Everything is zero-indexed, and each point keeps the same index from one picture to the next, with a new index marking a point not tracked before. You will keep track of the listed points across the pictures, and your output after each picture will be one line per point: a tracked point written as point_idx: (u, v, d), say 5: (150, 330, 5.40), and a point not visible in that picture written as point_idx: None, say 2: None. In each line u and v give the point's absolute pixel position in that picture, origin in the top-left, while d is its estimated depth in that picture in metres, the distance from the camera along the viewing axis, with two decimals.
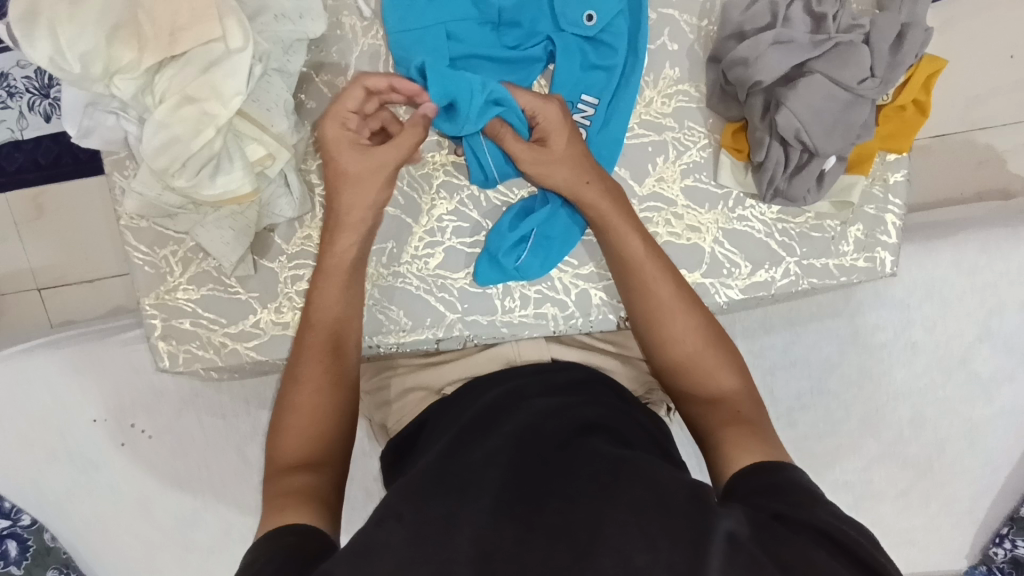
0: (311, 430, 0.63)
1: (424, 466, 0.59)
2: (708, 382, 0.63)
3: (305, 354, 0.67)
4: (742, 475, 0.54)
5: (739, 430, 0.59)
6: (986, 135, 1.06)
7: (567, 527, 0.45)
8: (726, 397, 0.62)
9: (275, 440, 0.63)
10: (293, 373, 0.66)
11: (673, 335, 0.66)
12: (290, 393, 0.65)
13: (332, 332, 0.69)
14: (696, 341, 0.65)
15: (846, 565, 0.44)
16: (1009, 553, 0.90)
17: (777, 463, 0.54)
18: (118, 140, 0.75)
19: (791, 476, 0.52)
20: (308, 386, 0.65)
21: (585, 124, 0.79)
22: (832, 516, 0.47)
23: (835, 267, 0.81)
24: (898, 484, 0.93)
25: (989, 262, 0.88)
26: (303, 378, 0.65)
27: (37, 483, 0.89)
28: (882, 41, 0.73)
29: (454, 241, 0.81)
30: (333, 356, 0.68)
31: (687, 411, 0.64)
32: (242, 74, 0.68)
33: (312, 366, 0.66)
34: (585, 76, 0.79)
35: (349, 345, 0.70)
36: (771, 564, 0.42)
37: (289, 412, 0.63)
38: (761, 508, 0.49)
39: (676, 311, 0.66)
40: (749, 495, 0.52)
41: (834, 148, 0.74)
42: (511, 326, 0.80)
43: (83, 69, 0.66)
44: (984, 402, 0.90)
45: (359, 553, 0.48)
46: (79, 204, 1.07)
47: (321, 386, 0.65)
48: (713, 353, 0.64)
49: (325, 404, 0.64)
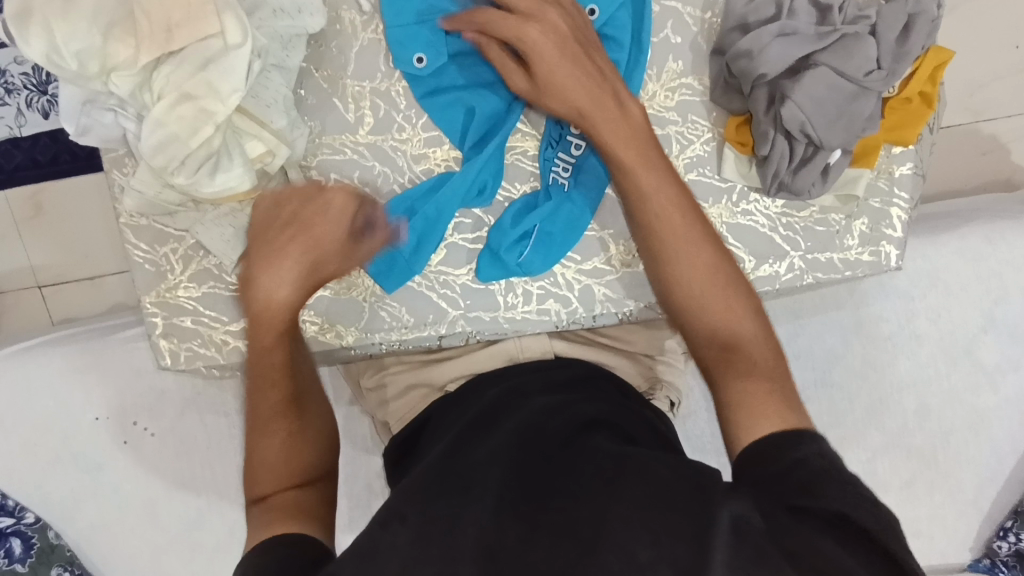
0: (277, 470, 0.61)
1: (428, 464, 0.59)
2: (725, 326, 0.60)
3: (259, 408, 0.63)
4: (751, 451, 0.52)
5: (760, 386, 0.56)
6: (991, 125, 1.05)
7: (572, 525, 0.45)
8: (741, 341, 0.59)
9: (251, 472, 0.61)
10: (261, 426, 0.62)
11: (690, 273, 0.62)
12: (257, 443, 0.62)
13: (289, 386, 0.64)
14: (711, 283, 0.61)
15: (861, 555, 0.42)
16: (1013, 546, 0.87)
17: (796, 430, 0.52)
18: (116, 138, 0.74)
19: (804, 447, 0.50)
20: (270, 440, 0.61)
21: None
22: (848, 495, 0.45)
23: (839, 261, 0.80)
24: (902, 474, 0.91)
25: (994, 250, 0.89)
26: (267, 431, 0.62)
27: (40, 481, 0.89)
28: (889, 32, 0.72)
29: (456, 237, 0.79)
30: (287, 407, 0.63)
31: (699, 356, 0.60)
32: (239, 72, 0.68)
33: (273, 420, 0.62)
34: None
35: (311, 395, 0.66)
36: (778, 556, 0.41)
37: (257, 464, 0.61)
38: (769, 492, 0.47)
39: (691, 248, 0.63)
40: (759, 473, 0.49)
41: (838, 141, 0.73)
42: (514, 322, 0.79)
43: (79, 67, 0.66)
44: (989, 391, 0.90)
45: (364, 555, 0.48)
46: (79, 202, 1.06)
47: (289, 435, 0.62)
48: (730, 293, 0.61)
49: (287, 448, 0.62)
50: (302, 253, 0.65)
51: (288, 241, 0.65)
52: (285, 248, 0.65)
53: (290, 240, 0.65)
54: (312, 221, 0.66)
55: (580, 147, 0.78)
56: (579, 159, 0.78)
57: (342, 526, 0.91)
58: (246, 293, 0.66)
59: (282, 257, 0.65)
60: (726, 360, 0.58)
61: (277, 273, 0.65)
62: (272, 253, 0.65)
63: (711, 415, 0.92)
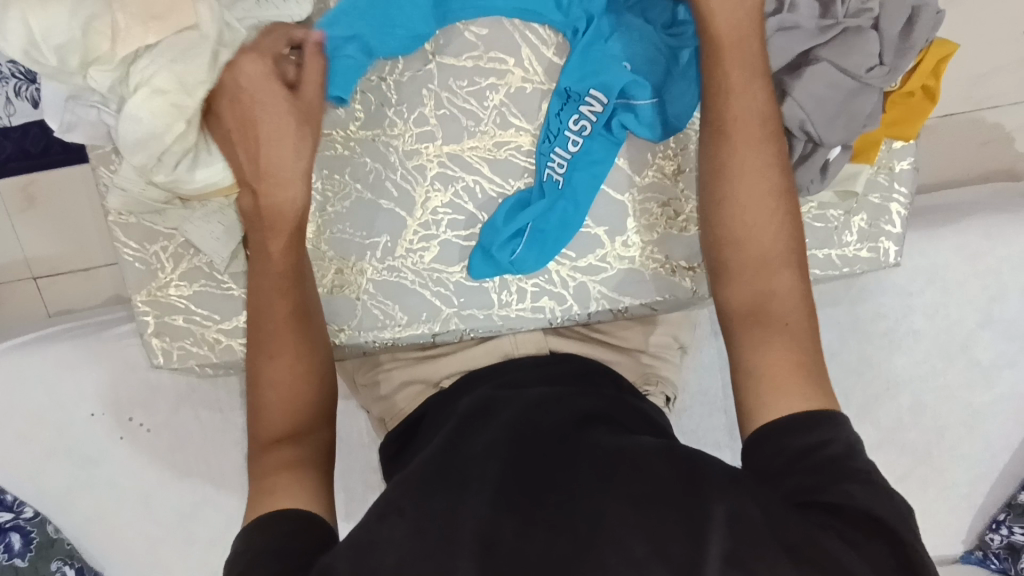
0: (285, 403, 0.63)
1: (430, 453, 0.58)
2: (750, 251, 0.61)
3: (266, 331, 0.66)
4: (756, 442, 0.53)
5: (770, 360, 0.56)
6: (993, 113, 1.03)
7: (569, 520, 0.46)
8: (775, 292, 0.59)
9: (257, 416, 0.63)
10: (261, 348, 0.65)
11: (740, 180, 0.63)
12: (265, 367, 0.64)
13: (296, 300, 0.68)
14: (760, 185, 0.62)
15: (865, 552, 0.44)
16: (1005, 539, 0.87)
17: (824, 415, 0.52)
18: (102, 134, 0.73)
19: (821, 438, 0.50)
20: (279, 362, 0.64)
21: (591, 120, 0.75)
22: (862, 492, 0.47)
23: (838, 257, 0.79)
24: (897, 470, 0.92)
25: (992, 246, 0.88)
26: (277, 353, 0.65)
27: (38, 474, 0.90)
28: (891, 27, 0.70)
29: (449, 234, 0.78)
30: (294, 324, 0.66)
31: (734, 302, 0.60)
32: (201, 61, 0.67)
33: (282, 338, 0.65)
34: (600, 68, 0.74)
35: (315, 316, 0.69)
36: (781, 550, 0.43)
37: (268, 392, 0.63)
38: (778, 488, 0.49)
39: (756, 162, 0.63)
40: (766, 466, 0.51)
41: (839, 139, 0.71)
42: (508, 319, 0.78)
43: (58, 62, 0.65)
44: (984, 388, 0.90)
45: (364, 547, 0.48)
46: (70, 194, 1.05)
47: (293, 360, 0.65)
48: (772, 216, 0.61)
49: (296, 374, 0.64)
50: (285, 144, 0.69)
51: (268, 141, 0.69)
52: (264, 143, 0.69)
53: (267, 138, 0.69)
54: (265, 110, 0.68)
55: (577, 144, 0.76)
56: (574, 158, 0.76)
57: (339, 518, 0.92)
58: (263, 223, 0.70)
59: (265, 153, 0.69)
60: (755, 316, 0.58)
61: (272, 175, 0.69)
62: (257, 149, 0.69)
63: (710, 409, 0.92)
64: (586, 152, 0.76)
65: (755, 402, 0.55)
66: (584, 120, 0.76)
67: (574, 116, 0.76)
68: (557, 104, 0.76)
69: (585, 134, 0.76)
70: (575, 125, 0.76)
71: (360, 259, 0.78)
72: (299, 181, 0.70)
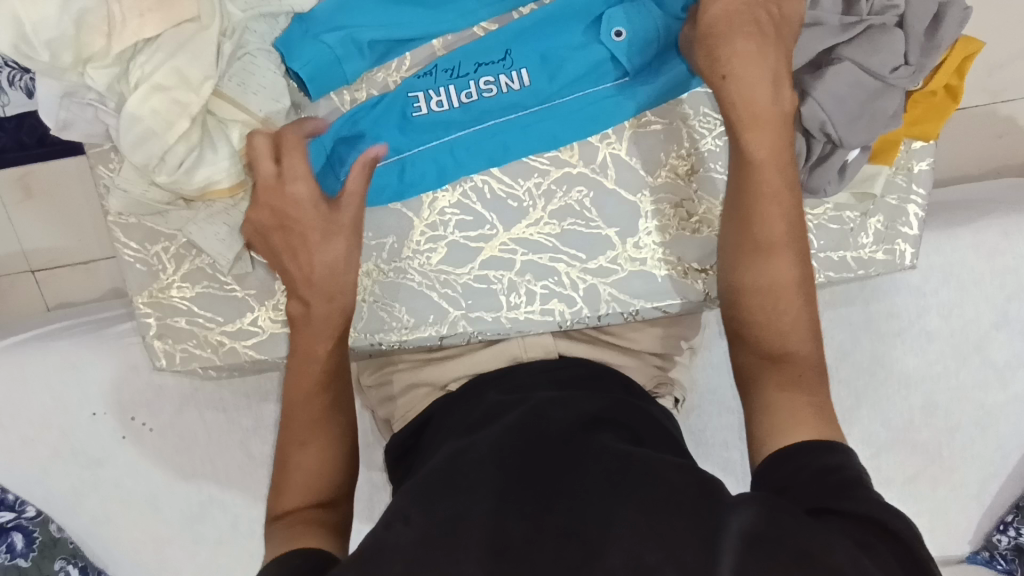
0: (308, 482, 0.61)
1: (435, 461, 0.56)
2: (762, 228, 0.61)
3: (297, 423, 0.64)
4: (777, 459, 0.51)
5: (798, 394, 0.54)
6: (1008, 106, 1.01)
7: (577, 528, 0.45)
8: (776, 284, 0.59)
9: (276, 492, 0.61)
10: (292, 436, 0.63)
11: (758, 160, 0.63)
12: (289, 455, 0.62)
13: (332, 393, 0.66)
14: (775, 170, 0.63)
15: (879, 559, 0.41)
16: (1012, 541, 0.88)
17: (830, 442, 0.50)
18: (100, 132, 0.71)
19: (842, 461, 0.48)
20: (310, 449, 0.62)
21: (506, 83, 0.73)
22: (879, 501, 0.44)
23: (853, 259, 0.77)
24: (907, 470, 0.91)
25: (1010, 245, 0.87)
26: (306, 441, 0.63)
27: (43, 478, 0.89)
28: (918, 23, 0.68)
29: (458, 235, 0.76)
30: (324, 418, 0.64)
31: (745, 306, 0.60)
32: (209, 56, 0.67)
33: (303, 427, 0.63)
34: (556, 41, 0.72)
35: (338, 407, 0.66)
36: (787, 556, 0.40)
37: (286, 472, 0.61)
38: (796, 500, 0.47)
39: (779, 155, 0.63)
40: (790, 480, 0.49)
41: (860, 140, 0.69)
42: (517, 322, 0.76)
43: (52, 58, 0.62)
44: (998, 388, 0.89)
45: (366, 556, 0.46)
46: (69, 188, 1.03)
47: (321, 445, 0.63)
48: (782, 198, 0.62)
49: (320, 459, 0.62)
50: (334, 250, 0.68)
51: (312, 250, 0.68)
52: (313, 252, 0.68)
53: (314, 240, 0.68)
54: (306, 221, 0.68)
55: (472, 96, 0.73)
56: (449, 114, 0.73)
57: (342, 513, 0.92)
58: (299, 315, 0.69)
59: (314, 259, 0.68)
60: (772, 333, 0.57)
61: (323, 284, 0.68)
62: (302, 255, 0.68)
63: (720, 409, 0.91)
64: (470, 110, 0.73)
65: (783, 418, 0.53)
66: (494, 85, 0.73)
67: (488, 77, 0.72)
68: (485, 55, 0.73)
69: (486, 96, 0.73)
70: (485, 85, 0.72)
71: (367, 261, 0.77)
72: (350, 290, 0.69)
